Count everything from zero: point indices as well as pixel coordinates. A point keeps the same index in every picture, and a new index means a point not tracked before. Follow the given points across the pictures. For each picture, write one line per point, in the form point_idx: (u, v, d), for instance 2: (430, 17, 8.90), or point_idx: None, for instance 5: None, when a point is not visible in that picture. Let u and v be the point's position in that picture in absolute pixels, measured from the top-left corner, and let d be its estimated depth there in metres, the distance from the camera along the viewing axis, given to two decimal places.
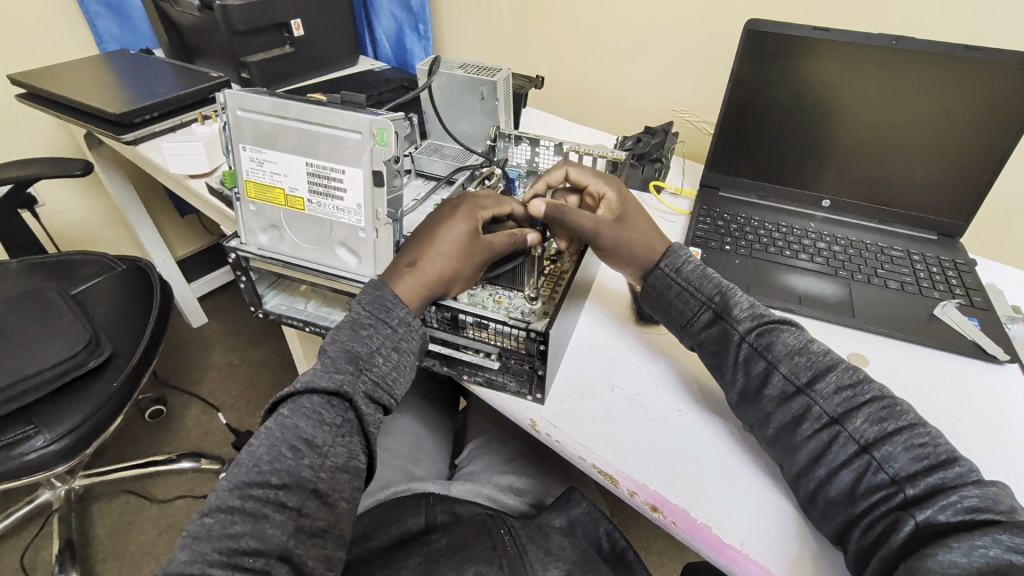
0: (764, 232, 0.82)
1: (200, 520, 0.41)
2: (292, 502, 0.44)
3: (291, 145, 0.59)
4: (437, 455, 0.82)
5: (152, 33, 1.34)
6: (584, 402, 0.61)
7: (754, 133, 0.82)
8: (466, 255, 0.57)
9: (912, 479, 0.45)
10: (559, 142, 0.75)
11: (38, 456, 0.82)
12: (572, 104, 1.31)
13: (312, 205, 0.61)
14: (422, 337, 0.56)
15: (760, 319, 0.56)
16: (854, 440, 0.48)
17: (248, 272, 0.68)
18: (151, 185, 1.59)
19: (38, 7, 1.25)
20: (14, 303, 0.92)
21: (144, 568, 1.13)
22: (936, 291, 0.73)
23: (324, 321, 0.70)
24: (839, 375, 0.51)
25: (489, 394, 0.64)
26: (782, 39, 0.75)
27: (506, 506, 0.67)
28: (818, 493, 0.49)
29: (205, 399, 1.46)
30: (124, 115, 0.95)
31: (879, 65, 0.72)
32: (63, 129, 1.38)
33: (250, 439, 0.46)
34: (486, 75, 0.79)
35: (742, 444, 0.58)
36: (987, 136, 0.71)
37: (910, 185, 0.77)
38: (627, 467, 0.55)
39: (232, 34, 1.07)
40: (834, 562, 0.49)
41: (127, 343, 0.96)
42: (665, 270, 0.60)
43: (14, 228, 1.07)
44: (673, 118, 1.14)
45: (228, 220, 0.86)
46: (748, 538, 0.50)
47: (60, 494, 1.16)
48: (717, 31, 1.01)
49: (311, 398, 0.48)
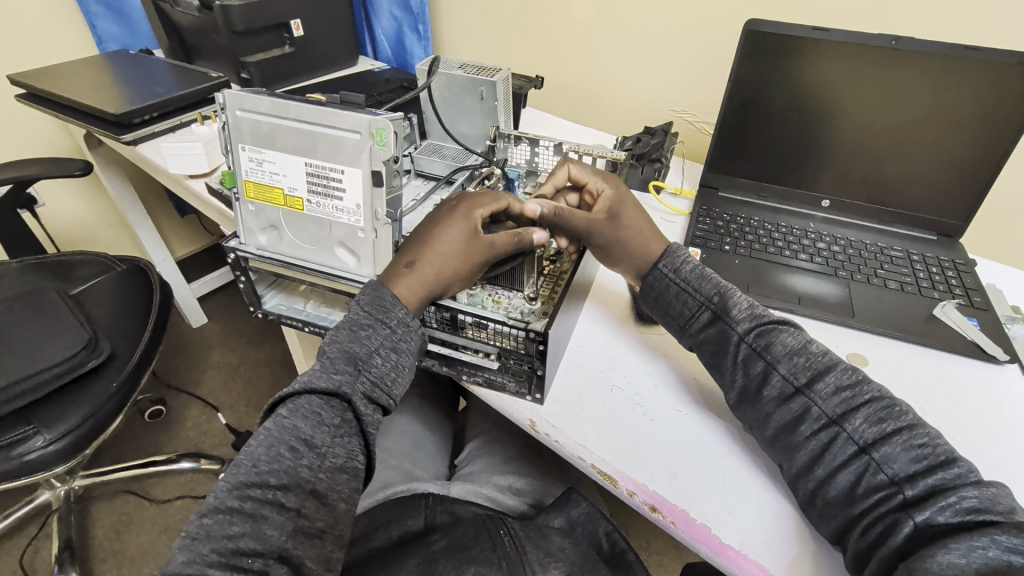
0: (763, 232, 0.82)
1: (199, 520, 0.41)
2: (291, 502, 0.44)
3: (290, 145, 0.58)
4: (436, 455, 0.82)
5: (152, 33, 1.34)
6: (584, 402, 0.61)
7: (754, 134, 0.82)
8: (464, 255, 0.57)
9: (911, 479, 0.45)
10: (559, 142, 0.74)
11: (38, 456, 0.82)
12: (572, 104, 1.30)
13: (312, 204, 0.61)
14: (421, 337, 0.56)
15: (758, 319, 0.56)
16: (853, 440, 0.48)
17: (248, 272, 0.68)
18: (151, 185, 1.59)
19: (38, 7, 1.25)
20: (13, 303, 0.92)
21: (144, 568, 1.13)
22: (935, 291, 0.73)
23: (323, 321, 0.70)
24: (838, 375, 0.51)
25: (489, 394, 0.64)
26: (782, 39, 0.75)
27: (506, 506, 0.67)
28: (818, 493, 0.49)
29: (205, 399, 1.46)
30: (124, 115, 0.95)
31: (878, 65, 0.72)
32: (63, 129, 1.38)
33: (250, 439, 0.46)
34: (486, 75, 0.79)
35: (742, 444, 0.58)
36: (987, 136, 0.71)
37: (910, 185, 0.77)
38: (626, 467, 0.55)
39: (232, 34, 1.07)
40: (833, 562, 0.49)
41: (127, 343, 0.96)
42: (663, 270, 0.61)
43: (13, 228, 1.07)
44: (673, 118, 1.14)
45: (228, 220, 0.86)
46: (747, 539, 0.50)
47: (60, 494, 1.16)
48: (717, 31, 1.00)
49: (311, 398, 0.48)
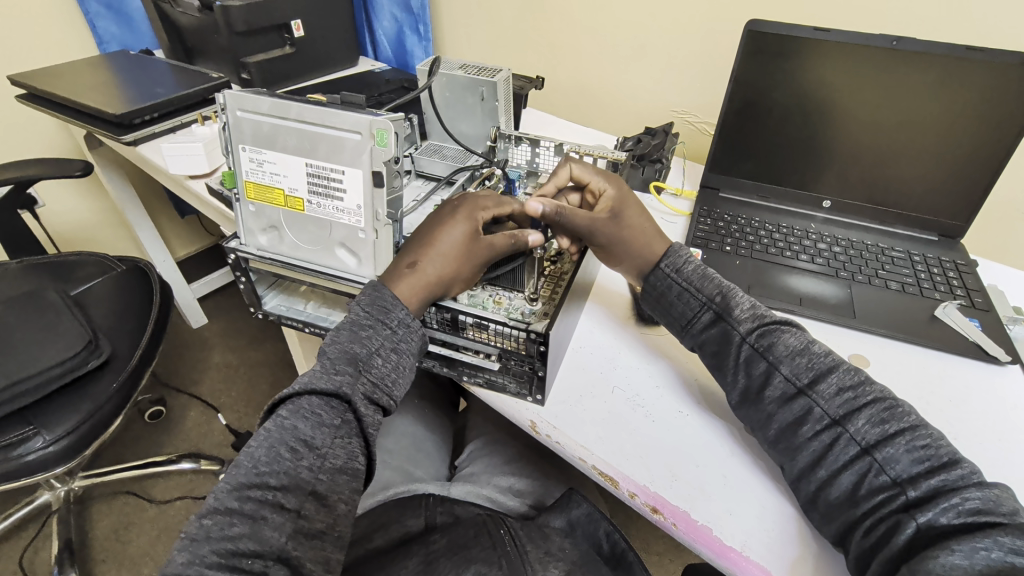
0: (764, 232, 0.82)
1: (199, 521, 0.41)
2: (291, 503, 0.44)
3: (290, 146, 0.58)
4: (437, 456, 0.82)
5: (152, 33, 1.34)
6: (584, 403, 0.61)
7: (755, 134, 0.81)
8: (465, 256, 0.57)
9: (914, 480, 0.45)
10: (559, 142, 0.75)
11: (38, 456, 0.82)
12: (571, 104, 1.30)
13: (312, 205, 0.61)
14: (422, 338, 0.55)
15: (761, 319, 0.56)
16: (855, 441, 0.48)
17: (248, 272, 0.68)
18: (151, 185, 1.59)
19: (38, 6, 1.25)
20: (14, 303, 0.92)
21: (144, 568, 1.13)
22: (936, 292, 0.73)
23: (323, 321, 0.70)
24: (841, 376, 0.51)
25: (489, 394, 0.64)
26: (782, 39, 0.75)
27: (506, 507, 0.67)
28: (820, 495, 0.49)
29: (205, 399, 1.46)
30: (125, 115, 0.95)
31: (879, 65, 0.72)
32: (64, 129, 1.39)
33: (249, 440, 0.46)
34: (486, 75, 0.79)
35: (742, 445, 0.57)
36: (989, 135, 0.71)
37: (911, 185, 0.77)
38: (627, 468, 0.55)
39: (233, 34, 1.07)
40: (834, 563, 0.49)
41: (127, 344, 0.96)
42: (665, 270, 0.60)
43: (13, 228, 1.07)
44: (674, 118, 1.14)
45: (228, 220, 0.86)
46: (748, 540, 0.50)
47: (60, 494, 1.16)
48: (719, 30, 1.00)
49: (311, 399, 0.48)
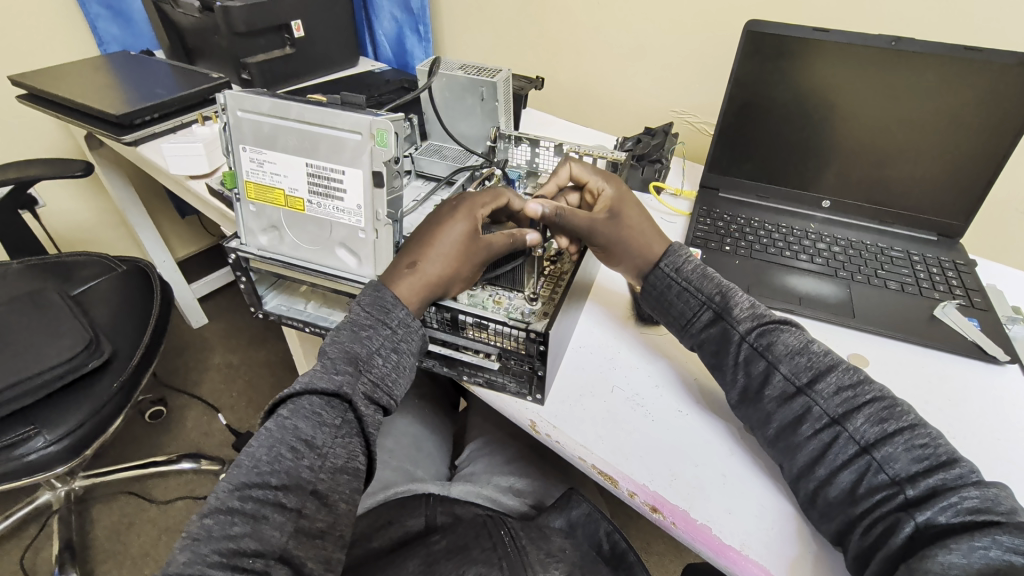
0: (763, 232, 0.82)
1: (200, 521, 0.41)
2: (292, 502, 0.44)
3: (290, 146, 0.59)
4: (437, 455, 0.82)
5: (152, 33, 1.34)
6: (584, 403, 0.61)
7: (755, 134, 0.82)
8: (465, 256, 0.57)
9: (912, 479, 0.45)
10: (559, 142, 0.75)
11: (39, 457, 0.82)
12: (571, 104, 1.31)
13: (312, 205, 0.61)
14: (422, 337, 0.56)
15: (760, 319, 0.56)
16: (854, 440, 0.48)
17: (249, 272, 0.68)
18: (151, 185, 1.59)
19: (38, 7, 1.25)
20: (14, 304, 0.92)
21: (144, 569, 1.14)
22: (936, 291, 0.73)
23: (324, 321, 0.70)
24: (839, 375, 0.51)
25: (489, 394, 0.64)
26: (781, 39, 0.75)
27: (506, 507, 0.67)
28: (819, 494, 0.49)
29: (205, 399, 1.46)
30: (125, 115, 0.96)
31: (879, 65, 0.72)
32: (64, 129, 1.39)
33: (250, 440, 0.46)
34: (486, 75, 0.79)
35: (742, 444, 0.58)
36: (988, 135, 0.71)
37: (911, 185, 0.77)
38: (627, 467, 0.55)
39: (233, 35, 1.07)
40: (833, 562, 0.49)
41: (127, 344, 0.96)
42: (665, 270, 0.61)
43: (14, 228, 1.07)
44: (674, 119, 1.14)
45: (228, 220, 0.86)
46: (748, 539, 0.50)
47: (60, 495, 1.16)
48: (718, 30, 1.00)
49: (311, 398, 0.48)
